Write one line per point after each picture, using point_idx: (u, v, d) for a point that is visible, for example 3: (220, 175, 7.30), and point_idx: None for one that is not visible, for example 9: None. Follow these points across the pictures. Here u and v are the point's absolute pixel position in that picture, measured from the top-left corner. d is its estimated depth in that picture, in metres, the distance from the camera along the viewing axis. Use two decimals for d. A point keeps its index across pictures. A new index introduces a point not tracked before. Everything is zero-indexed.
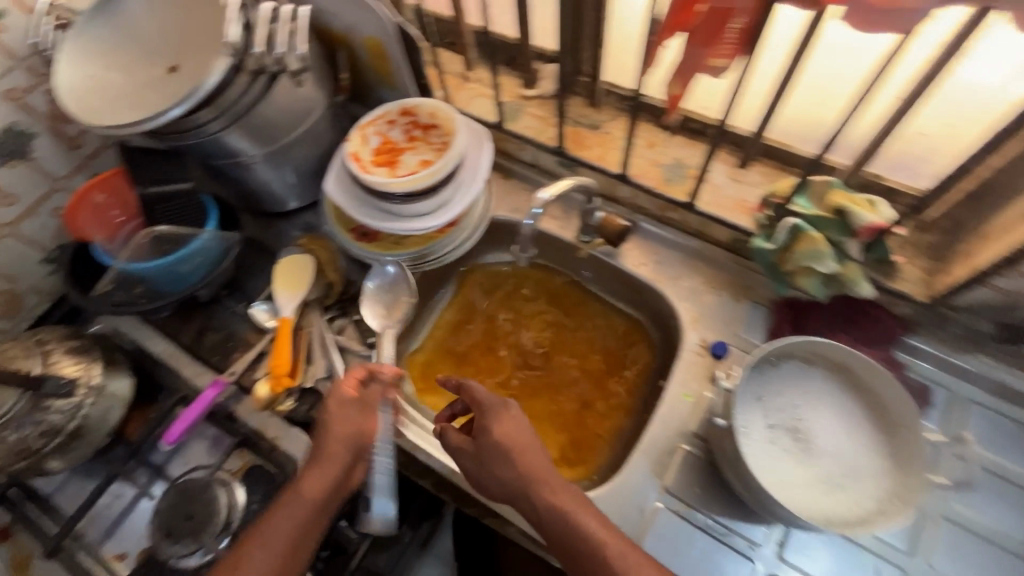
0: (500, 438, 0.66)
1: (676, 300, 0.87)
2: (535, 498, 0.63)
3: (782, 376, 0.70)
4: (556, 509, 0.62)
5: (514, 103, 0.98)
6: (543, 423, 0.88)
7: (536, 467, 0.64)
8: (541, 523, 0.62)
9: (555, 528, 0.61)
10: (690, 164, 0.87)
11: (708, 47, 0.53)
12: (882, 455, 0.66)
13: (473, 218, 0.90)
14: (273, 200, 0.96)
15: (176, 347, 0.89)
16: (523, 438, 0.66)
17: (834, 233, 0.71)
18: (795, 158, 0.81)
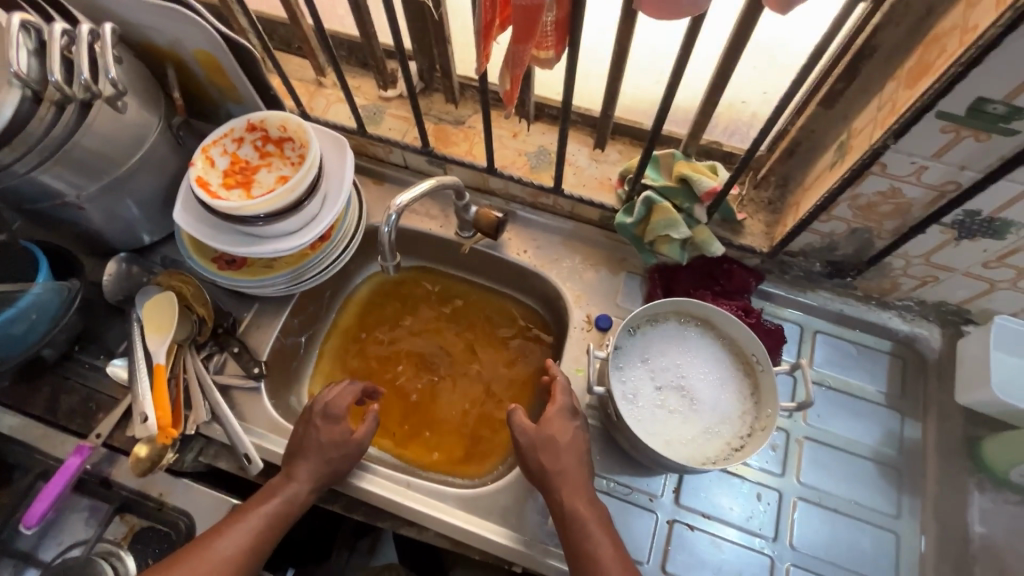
0: (543, 438, 0.69)
1: (559, 281, 0.90)
2: (569, 500, 0.65)
3: (659, 338, 0.77)
4: (576, 505, 0.65)
5: (373, 105, 0.96)
6: (452, 421, 0.90)
7: (571, 468, 0.67)
8: (564, 521, 0.65)
9: (576, 529, 0.64)
10: (552, 149, 0.90)
11: (528, 42, 0.54)
12: (747, 396, 0.74)
13: (348, 228, 0.86)
14: (118, 236, 0.87)
15: (27, 419, 0.79)
16: (569, 445, 0.69)
17: (683, 201, 0.77)
18: (644, 133, 0.86)
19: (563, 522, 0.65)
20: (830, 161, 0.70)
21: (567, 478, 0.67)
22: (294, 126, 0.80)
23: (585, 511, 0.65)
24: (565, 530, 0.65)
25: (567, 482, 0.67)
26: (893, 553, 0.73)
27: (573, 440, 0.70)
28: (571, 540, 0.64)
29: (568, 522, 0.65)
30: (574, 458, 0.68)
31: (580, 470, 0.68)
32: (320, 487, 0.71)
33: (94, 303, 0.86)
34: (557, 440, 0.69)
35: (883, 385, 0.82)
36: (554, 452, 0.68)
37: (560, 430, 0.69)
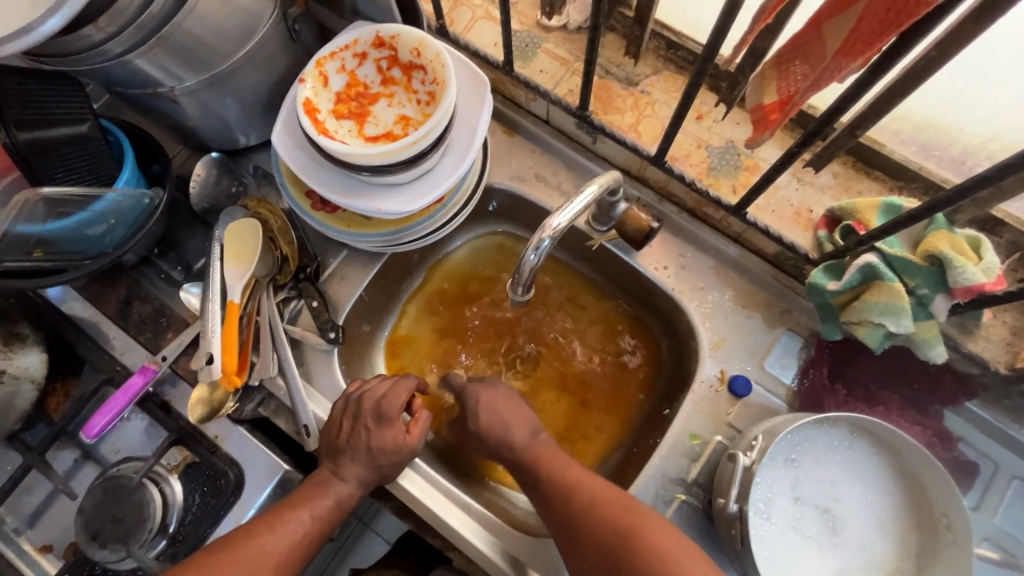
0: (490, 403, 0.67)
1: (698, 318, 0.72)
2: (552, 483, 0.60)
3: (816, 446, 0.58)
4: (567, 479, 0.60)
5: (527, 34, 0.76)
6: None
7: (556, 464, 0.62)
8: (568, 509, 0.58)
9: (605, 514, 0.56)
10: (743, 149, 0.68)
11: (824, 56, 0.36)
12: (910, 554, 0.56)
13: (465, 191, 0.71)
14: (214, 135, 0.76)
15: (100, 316, 0.75)
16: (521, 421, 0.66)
17: (922, 284, 0.55)
18: (882, 162, 0.63)
19: (564, 519, 0.58)
20: None
21: (554, 472, 0.61)
22: (431, 55, 0.62)
23: (583, 485, 0.59)
24: (592, 520, 0.56)
25: (551, 475, 0.61)
26: None
27: (516, 414, 0.67)
28: (583, 515, 0.56)
29: (566, 502, 0.58)
30: (549, 454, 0.63)
31: (575, 469, 0.61)
32: (366, 490, 0.62)
33: (178, 204, 0.78)
34: (484, 416, 0.66)
35: None
36: (505, 437, 0.65)
37: (489, 393, 0.67)
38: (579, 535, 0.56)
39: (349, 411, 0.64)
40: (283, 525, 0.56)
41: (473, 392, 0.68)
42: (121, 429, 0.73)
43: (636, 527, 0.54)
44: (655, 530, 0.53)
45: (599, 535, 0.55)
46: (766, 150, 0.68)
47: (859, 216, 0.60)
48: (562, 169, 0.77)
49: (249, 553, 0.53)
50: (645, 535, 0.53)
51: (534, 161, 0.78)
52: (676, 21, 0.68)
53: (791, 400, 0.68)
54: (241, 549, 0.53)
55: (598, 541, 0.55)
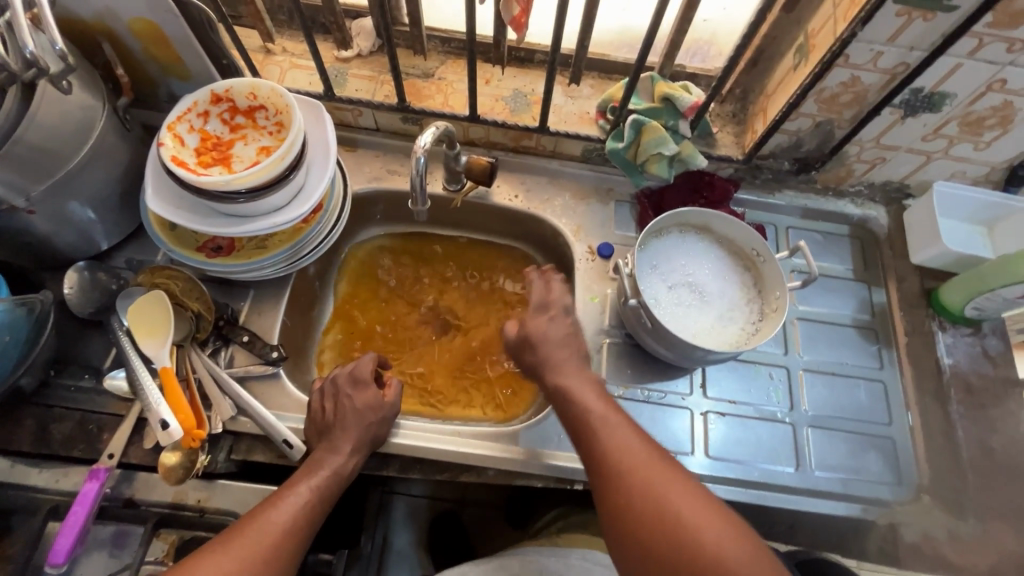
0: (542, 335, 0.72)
1: (555, 219, 0.92)
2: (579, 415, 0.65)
3: (665, 246, 0.80)
4: (620, 461, 0.59)
5: (334, 68, 0.92)
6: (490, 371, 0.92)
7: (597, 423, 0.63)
8: (613, 495, 0.57)
9: (667, 528, 0.53)
10: (527, 90, 0.92)
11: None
12: (750, 286, 0.79)
13: (337, 197, 0.83)
14: (75, 242, 0.78)
15: (16, 458, 0.70)
16: (565, 345, 0.72)
17: (669, 118, 0.81)
18: (612, 63, 0.91)
19: (603, 490, 0.58)
20: (792, 63, 0.78)
21: (603, 445, 0.60)
22: (266, 93, 0.75)
23: (626, 459, 0.58)
24: (654, 531, 0.53)
25: (589, 439, 0.62)
26: (883, 398, 0.84)
27: (568, 343, 0.72)
28: (636, 512, 0.55)
29: (614, 485, 0.57)
30: (594, 403, 0.65)
31: (616, 418, 0.63)
32: (361, 455, 0.70)
33: (62, 319, 0.78)
34: (545, 336, 0.71)
35: (847, 262, 0.93)
36: (556, 363, 0.70)
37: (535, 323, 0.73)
38: (634, 547, 0.54)
39: (327, 394, 0.73)
40: (286, 498, 0.61)
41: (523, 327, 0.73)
42: (86, 549, 0.68)
43: (709, 547, 0.51)
44: (730, 552, 0.51)
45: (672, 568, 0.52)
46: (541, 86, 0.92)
47: (614, 98, 0.86)
48: (408, 159, 0.94)
49: (257, 528, 0.57)
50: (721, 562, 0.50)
51: (381, 160, 0.93)
52: (442, 23, 0.91)
53: None
54: (248, 527, 0.57)
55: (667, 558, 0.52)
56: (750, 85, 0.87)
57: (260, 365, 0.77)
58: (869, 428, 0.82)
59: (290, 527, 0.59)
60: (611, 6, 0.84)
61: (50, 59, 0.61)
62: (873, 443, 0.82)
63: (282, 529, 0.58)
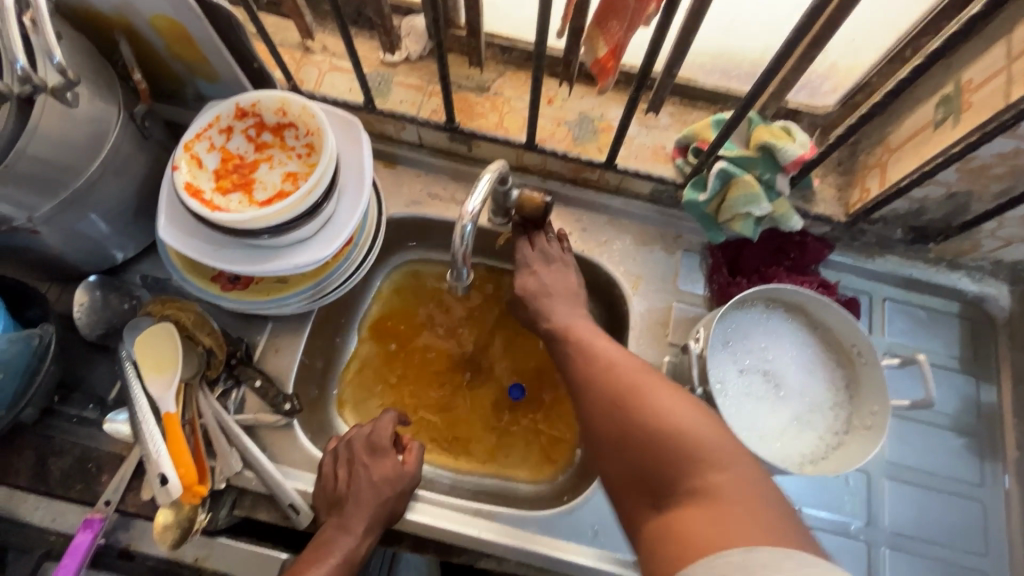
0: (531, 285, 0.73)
1: (612, 266, 0.80)
2: (580, 359, 0.63)
3: (743, 322, 0.68)
4: (600, 360, 0.60)
5: (378, 73, 0.81)
6: (521, 430, 0.83)
7: (583, 338, 0.65)
8: (592, 382, 0.59)
9: (634, 400, 0.53)
10: (595, 115, 0.79)
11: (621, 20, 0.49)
12: (838, 383, 0.67)
13: (370, 228, 0.73)
14: (87, 258, 0.72)
15: (10, 491, 0.66)
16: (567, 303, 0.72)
17: (765, 170, 0.68)
18: (699, 91, 0.77)
19: (585, 386, 0.59)
20: (933, 117, 0.63)
21: (590, 351, 0.63)
22: (297, 110, 0.64)
23: (608, 360, 0.60)
24: (622, 405, 0.54)
25: (577, 351, 0.64)
26: (980, 521, 0.72)
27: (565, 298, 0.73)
28: (608, 390, 0.56)
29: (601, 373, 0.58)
30: (581, 330, 0.67)
31: (602, 342, 0.63)
32: (376, 536, 0.62)
33: (68, 341, 0.72)
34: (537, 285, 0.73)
35: (955, 348, 0.78)
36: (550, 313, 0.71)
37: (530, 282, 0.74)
38: (603, 433, 0.55)
39: (340, 459, 0.66)
40: None
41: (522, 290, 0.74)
42: None
43: (668, 420, 0.50)
44: (691, 423, 0.49)
45: (634, 428, 0.51)
46: (612, 111, 0.79)
47: (700, 136, 0.73)
48: (452, 182, 0.83)
49: None
50: (677, 428, 0.49)
51: (422, 182, 0.82)
52: (504, 29, 0.78)
53: (709, 305, 0.78)
54: None
55: (629, 428, 0.52)
56: (870, 132, 0.74)
57: (271, 415, 0.70)
58: (958, 555, 0.70)
59: None
60: (711, 27, 0.69)
61: (50, 72, 0.53)
62: (961, 574, 0.69)
63: None
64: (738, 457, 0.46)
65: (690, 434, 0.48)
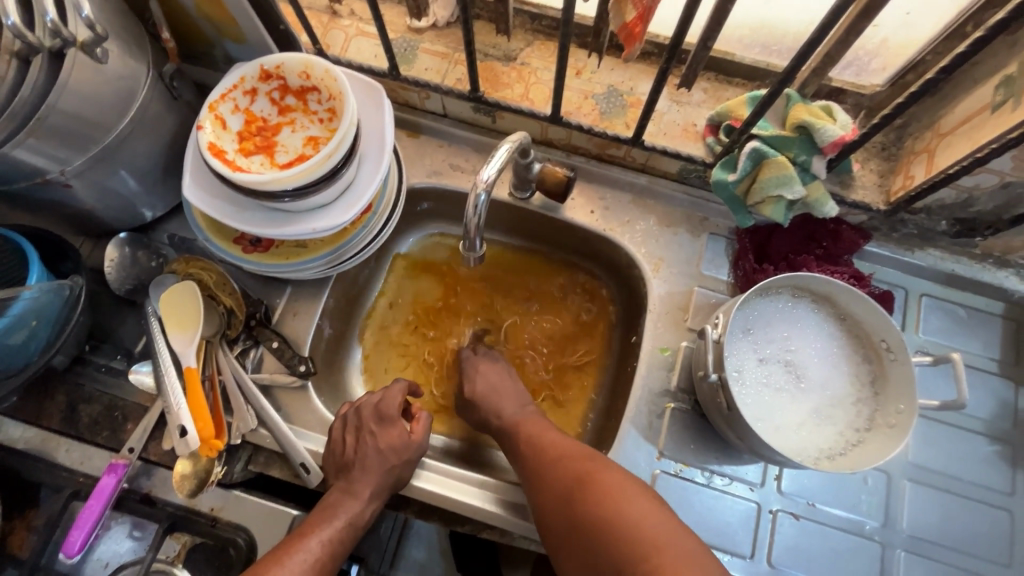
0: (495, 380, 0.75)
1: (633, 247, 0.78)
2: (529, 447, 0.65)
3: (766, 312, 0.66)
4: (547, 448, 0.63)
5: (404, 39, 0.80)
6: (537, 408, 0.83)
7: (530, 428, 0.68)
8: (541, 471, 0.61)
9: (582, 488, 0.56)
10: (624, 89, 0.76)
11: None
12: (863, 379, 0.64)
13: (389, 196, 0.72)
14: (119, 216, 0.74)
15: (44, 433, 0.70)
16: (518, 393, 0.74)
17: (800, 152, 0.65)
18: (736, 66, 0.73)
19: (534, 474, 0.62)
20: (991, 99, 0.58)
21: (533, 436, 0.66)
22: (320, 74, 0.64)
23: (552, 450, 0.62)
24: (569, 493, 0.56)
25: (526, 441, 0.66)
26: (1007, 532, 0.68)
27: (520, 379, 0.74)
28: (555, 480, 0.59)
29: (544, 461, 0.61)
30: (531, 420, 0.69)
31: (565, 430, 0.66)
32: (381, 501, 0.64)
33: (100, 294, 0.75)
34: None
35: (995, 351, 0.74)
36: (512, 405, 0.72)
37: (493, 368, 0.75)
38: (554, 526, 0.57)
39: (349, 425, 0.67)
40: (298, 548, 0.57)
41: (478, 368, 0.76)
42: (103, 538, 0.67)
43: (614, 508, 0.52)
44: (637, 512, 0.52)
45: (583, 513, 0.54)
46: (643, 85, 0.76)
47: (734, 114, 0.69)
48: (474, 154, 0.82)
49: None
50: (624, 518, 0.51)
51: (444, 153, 0.82)
52: None
53: (733, 291, 0.76)
54: None
55: (577, 517, 0.54)
56: (919, 115, 0.69)
57: (286, 377, 0.71)
58: (980, 565, 0.67)
59: None
60: None
61: (80, 27, 0.54)
62: None
63: None
64: (675, 540, 0.49)
65: (637, 524, 0.50)
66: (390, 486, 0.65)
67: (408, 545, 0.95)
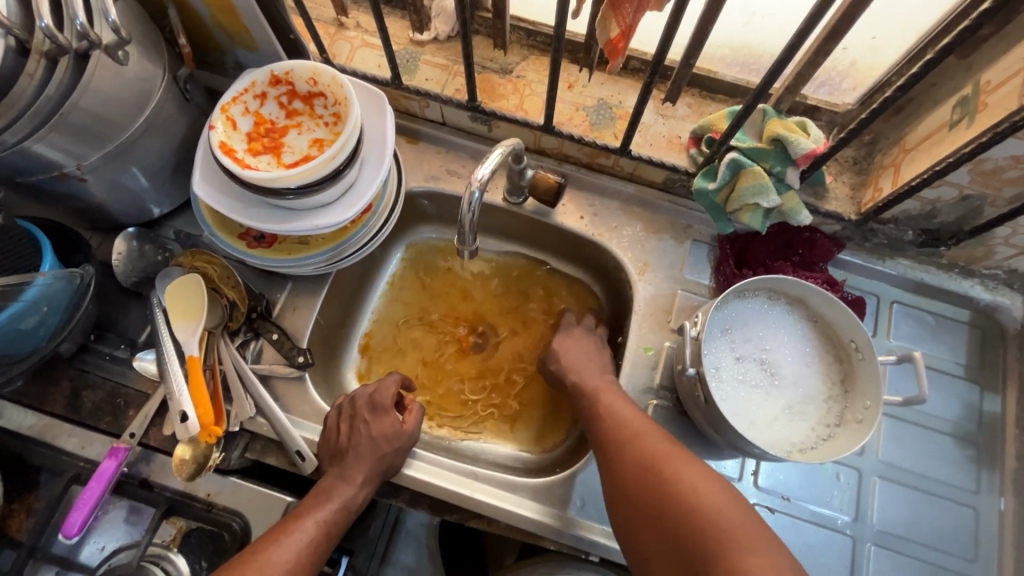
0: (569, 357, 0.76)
1: (621, 251, 0.81)
2: (609, 423, 0.64)
3: (744, 313, 0.70)
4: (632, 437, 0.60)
5: (406, 51, 0.84)
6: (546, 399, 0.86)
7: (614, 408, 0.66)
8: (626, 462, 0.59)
9: (665, 479, 0.54)
10: (612, 102, 0.81)
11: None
12: (834, 379, 0.68)
13: (388, 198, 0.76)
14: (128, 211, 0.77)
15: (47, 418, 0.72)
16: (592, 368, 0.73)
17: (776, 163, 0.69)
18: (718, 83, 0.79)
19: (613, 457, 0.61)
20: (949, 118, 0.63)
21: (612, 415, 0.65)
22: (327, 80, 0.68)
23: (636, 429, 0.62)
24: (652, 481, 0.55)
25: (610, 420, 0.64)
26: (972, 528, 0.71)
27: None
28: (632, 465, 0.58)
29: (623, 446, 0.60)
30: (608, 391, 0.69)
31: None
32: (373, 487, 0.67)
33: (106, 285, 0.78)
34: None
35: (961, 356, 0.78)
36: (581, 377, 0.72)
37: (572, 340, 0.78)
38: (636, 509, 0.56)
39: (344, 415, 0.70)
40: (294, 528, 0.59)
41: (558, 339, 0.79)
42: (102, 521, 0.69)
43: (707, 507, 0.51)
44: (720, 506, 0.51)
45: (664, 503, 0.53)
46: (630, 99, 0.81)
47: (714, 127, 0.74)
48: (470, 161, 0.86)
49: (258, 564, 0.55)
50: (706, 511, 0.50)
51: (441, 159, 0.86)
52: (530, 13, 0.80)
53: (714, 294, 0.79)
54: (250, 558, 0.56)
55: (661, 507, 0.53)
56: (886, 132, 0.74)
57: (284, 368, 0.74)
58: (944, 560, 0.70)
59: (292, 567, 0.57)
60: (732, 19, 0.71)
61: (104, 31, 0.57)
62: None
63: (287, 566, 0.56)
64: (760, 538, 0.48)
65: (719, 517, 0.50)
66: (382, 472, 0.67)
67: (397, 549, 0.97)
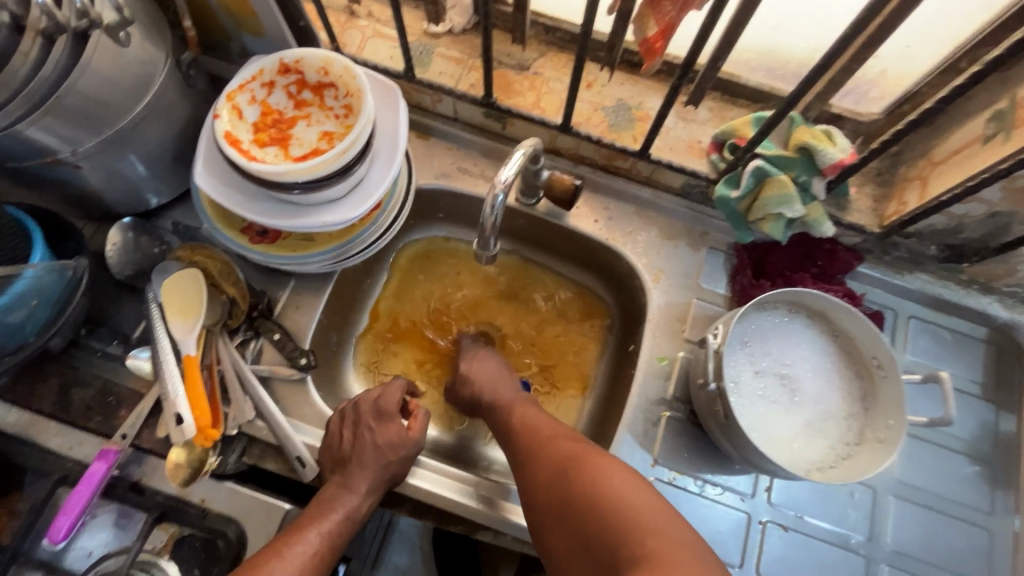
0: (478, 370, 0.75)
1: (635, 257, 0.79)
2: (521, 431, 0.65)
3: (763, 326, 0.68)
4: (542, 432, 0.63)
5: (421, 43, 0.81)
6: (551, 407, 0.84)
7: (525, 416, 0.67)
8: (533, 459, 0.61)
9: (578, 473, 0.55)
10: (632, 104, 0.78)
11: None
12: (855, 396, 0.66)
13: (399, 195, 0.73)
14: (124, 200, 0.74)
15: (34, 416, 0.69)
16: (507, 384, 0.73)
17: (801, 173, 0.67)
18: (742, 87, 0.76)
19: (525, 457, 0.62)
20: (982, 132, 0.61)
21: (525, 422, 0.66)
22: (339, 71, 0.65)
23: (550, 432, 0.63)
24: (565, 476, 0.56)
25: (522, 427, 0.66)
26: (984, 549, 0.70)
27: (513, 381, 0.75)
28: (548, 464, 0.59)
29: (539, 446, 0.61)
30: (523, 403, 0.70)
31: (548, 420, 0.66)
32: (376, 497, 0.64)
33: (100, 277, 0.74)
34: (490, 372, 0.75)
35: (978, 374, 0.76)
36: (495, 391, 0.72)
37: (481, 360, 0.77)
38: (549, 509, 0.56)
39: (347, 420, 0.67)
40: (297, 540, 0.57)
41: (466, 359, 0.78)
42: (91, 525, 0.66)
43: (614, 496, 0.52)
44: (632, 495, 0.52)
45: (575, 498, 0.54)
46: (651, 101, 0.79)
47: (738, 133, 0.72)
48: (482, 159, 0.83)
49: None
50: (619, 501, 0.51)
51: (453, 156, 0.83)
52: (550, 8, 0.77)
53: (729, 304, 0.77)
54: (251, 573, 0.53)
55: (571, 500, 0.54)
56: (914, 144, 0.72)
57: (285, 370, 0.71)
58: None
59: None
60: (762, 22, 0.68)
61: (106, 9, 0.54)
62: None
63: None
64: (668, 522, 0.50)
65: (628, 506, 0.51)
66: (386, 481, 0.65)
67: (390, 550, 0.94)
